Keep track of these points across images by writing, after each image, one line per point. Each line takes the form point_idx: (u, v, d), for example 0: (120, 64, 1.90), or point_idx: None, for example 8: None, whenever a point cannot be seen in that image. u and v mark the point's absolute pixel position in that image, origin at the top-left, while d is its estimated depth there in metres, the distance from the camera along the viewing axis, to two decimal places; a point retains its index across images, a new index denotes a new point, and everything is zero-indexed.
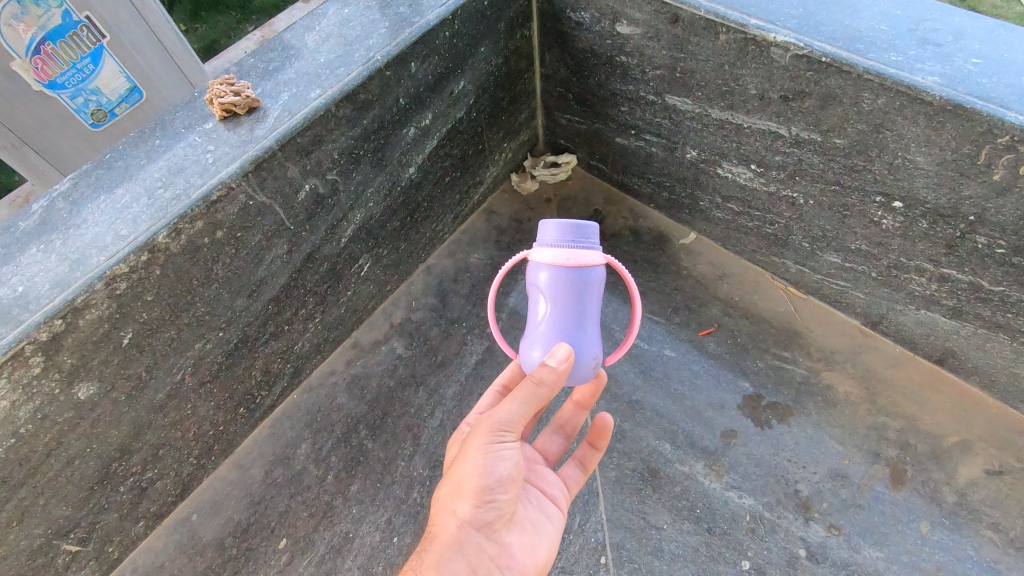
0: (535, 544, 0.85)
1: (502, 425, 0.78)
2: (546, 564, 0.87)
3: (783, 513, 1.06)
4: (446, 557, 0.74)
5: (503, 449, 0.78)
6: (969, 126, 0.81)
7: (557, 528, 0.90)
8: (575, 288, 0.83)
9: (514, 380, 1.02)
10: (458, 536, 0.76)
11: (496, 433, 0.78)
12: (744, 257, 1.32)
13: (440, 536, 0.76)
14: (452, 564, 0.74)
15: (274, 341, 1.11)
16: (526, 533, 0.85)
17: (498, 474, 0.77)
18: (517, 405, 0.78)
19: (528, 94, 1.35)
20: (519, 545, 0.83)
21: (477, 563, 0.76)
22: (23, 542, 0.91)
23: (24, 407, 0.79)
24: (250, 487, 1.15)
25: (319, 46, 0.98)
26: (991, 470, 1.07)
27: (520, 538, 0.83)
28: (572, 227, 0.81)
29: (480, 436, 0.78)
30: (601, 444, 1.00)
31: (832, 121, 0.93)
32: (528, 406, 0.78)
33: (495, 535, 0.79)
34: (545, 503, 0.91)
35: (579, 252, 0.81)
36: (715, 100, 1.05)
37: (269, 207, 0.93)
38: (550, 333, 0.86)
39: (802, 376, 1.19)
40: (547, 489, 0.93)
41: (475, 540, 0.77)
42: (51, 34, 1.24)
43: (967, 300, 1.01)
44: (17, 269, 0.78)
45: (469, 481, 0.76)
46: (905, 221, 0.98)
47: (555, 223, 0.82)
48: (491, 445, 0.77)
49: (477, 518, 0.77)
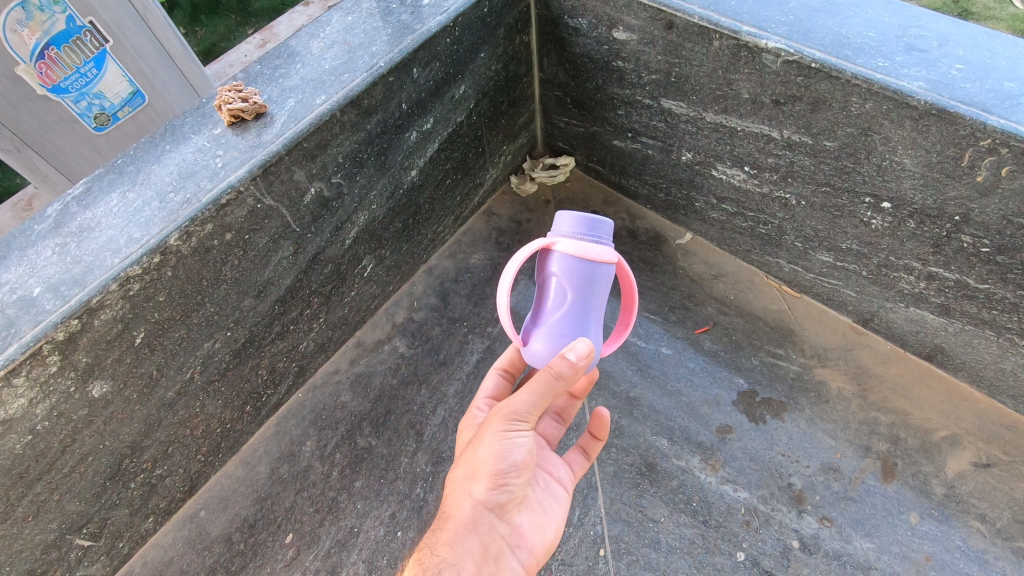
0: (544, 525, 0.89)
1: (517, 414, 0.80)
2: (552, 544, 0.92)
3: (777, 506, 1.09)
4: (460, 537, 0.78)
5: (518, 435, 0.81)
6: (953, 129, 0.84)
7: (564, 510, 0.94)
8: (587, 281, 0.86)
9: (514, 364, 1.05)
10: (471, 516, 0.80)
11: (512, 420, 0.80)
12: (739, 257, 1.35)
13: (453, 516, 0.80)
14: (465, 542, 0.78)
15: (280, 341, 1.14)
16: (535, 514, 0.88)
17: (512, 459, 0.80)
18: (532, 395, 0.79)
19: (527, 98, 1.38)
20: (529, 526, 0.87)
21: (488, 544, 0.80)
22: (38, 537, 0.93)
23: (41, 405, 0.82)
24: (257, 484, 1.18)
25: (323, 53, 1.01)
26: (979, 463, 1.10)
27: (529, 519, 0.87)
28: (588, 222, 0.86)
29: (496, 423, 0.80)
30: (603, 435, 1.01)
31: (822, 124, 0.96)
32: (542, 398, 0.79)
33: (506, 516, 0.83)
34: (552, 485, 0.94)
35: (593, 245, 0.85)
36: (709, 104, 1.08)
37: (277, 209, 0.96)
38: (560, 325, 0.86)
39: (795, 373, 1.22)
40: (556, 472, 0.96)
41: (488, 521, 0.81)
42: (55, 39, 1.26)
43: (955, 298, 1.04)
44: (34, 270, 0.81)
45: (484, 466, 0.79)
46: (893, 221, 1.01)
47: (571, 217, 0.87)
48: (506, 431, 0.80)
49: (490, 501, 0.80)
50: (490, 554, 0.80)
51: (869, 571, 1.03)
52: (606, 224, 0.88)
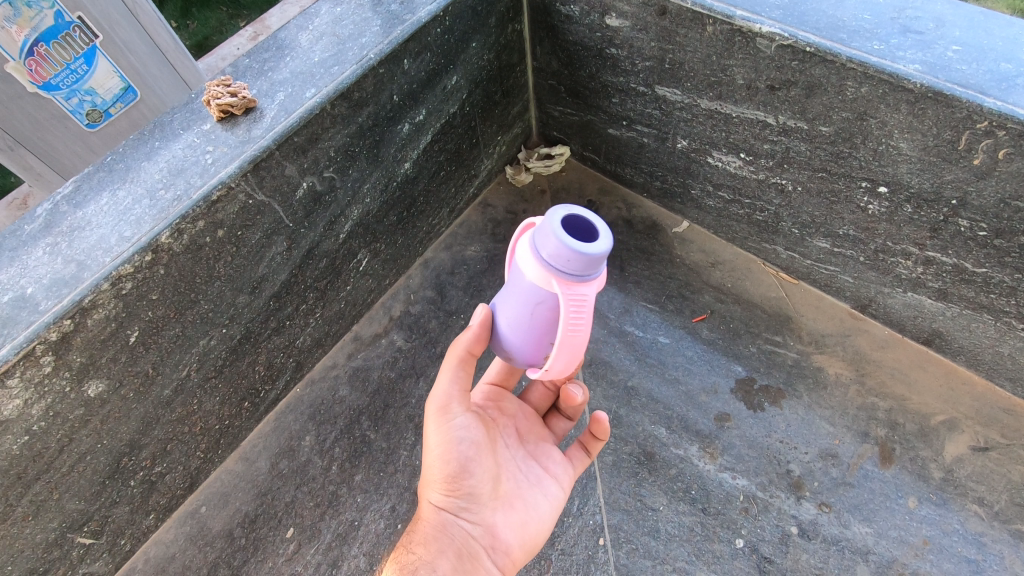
0: (526, 520, 0.90)
1: (447, 404, 0.87)
2: (541, 539, 0.92)
3: (776, 493, 1.10)
4: (425, 537, 0.84)
5: (457, 428, 0.86)
6: (949, 112, 0.83)
7: (553, 503, 0.93)
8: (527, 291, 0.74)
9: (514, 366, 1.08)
10: (435, 517, 0.86)
11: (447, 414, 0.86)
12: (736, 244, 1.35)
13: (422, 518, 0.87)
14: (430, 542, 0.84)
15: (276, 337, 1.13)
16: (515, 512, 0.89)
17: (458, 453, 0.85)
18: (446, 381, 0.86)
19: (521, 87, 1.37)
20: (507, 522, 0.88)
21: (460, 543, 0.84)
22: (39, 536, 0.93)
23: (36, 405, 0.82)
24: (257, 479, 1.18)
25: (312, 45, 0.99)
26: (977, 447, 1.10)
27: (507, 517, 0.88)
28: (554, 235, 0.67)
29: (432, 422, 0.87)
30: (602, 433, 0.97)
31: (817, 109, 0.95)
32: (456, 378, 0.87)
33: (476, 516, 0.86)
34: (542, 482, 0.94)
35: (549, 272, 0.70)
36: (704, 91, 1.07)
37: (269, 205, 0.95)
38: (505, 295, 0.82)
39: (793, 360, 1.22)
40: (547, 466, 0.95)
41: (453, 521, 0.85)
42: (44, 36, 1.24)
43: (952, 282, 1.03)
44: (25, 270, 0.81)
45: (434, 466, 0.86)
46: (890, 206, 1.00)
47: (552, 225, 0.68)
48: (445, 427, 0.86)
49: (449, 501, 0.86)
50: (464, 553, 0.84)
51: (868, 556, 1.03)
52: (577, 255, 0.67)
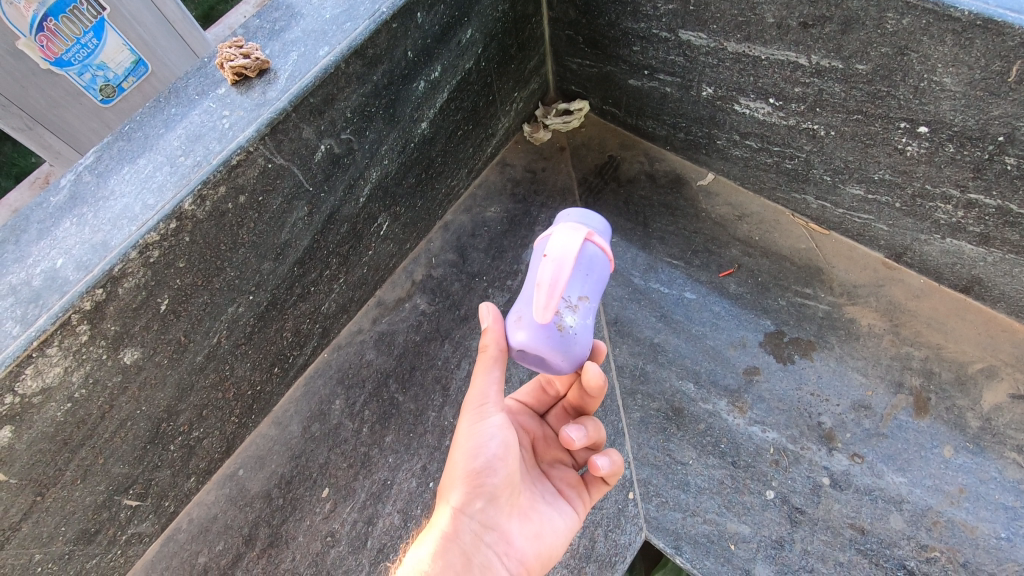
0: (540, 530, 0.87)
1: (482, 398, 0.83)
2: (553, 557, 0.88)
3: (807, 445, 1.09)
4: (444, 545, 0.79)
5: (486, 425, 0.82)
6: (1000, 41, 0.78)
7: (567, 523, 0.91)
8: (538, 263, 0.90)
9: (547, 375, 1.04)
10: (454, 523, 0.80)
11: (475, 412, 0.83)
12: (764, 195, 1.31)
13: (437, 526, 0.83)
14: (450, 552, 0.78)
15: (302, 302, 1.14)
16: (529, 521, 0.86)
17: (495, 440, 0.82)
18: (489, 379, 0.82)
19: (537, 39, 1.32)
20: (521, 530, 0.85)
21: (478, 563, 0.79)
22: (88, 498, 0.97)
23: (76, 373, 0.83)
24: (291, 442, 1.21)
25: (322, 2, 0.96)
26: (1015, 395, 1.08)
27: (520, 526, 0.85)
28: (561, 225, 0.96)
29: (466, 418, 0.83)
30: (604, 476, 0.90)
31: (854, 46, 0.90)
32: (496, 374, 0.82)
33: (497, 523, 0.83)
34: (558, 501, 0.92)
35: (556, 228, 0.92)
36: (731, 33, 1.02)
37: (288, 168, 0.94)
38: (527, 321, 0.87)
39: (824, 312, 1.19)
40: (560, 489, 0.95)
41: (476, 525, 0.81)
42: (52, 11, 1.23)
43: (995, 225, 0.99)
44: (54, 242, 0.81)
45: (460, 467, 0.82)
46: (930, 146, 0.95)
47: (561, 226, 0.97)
48: (474, 424, 0.83)
49: (469, 501, 0.81)
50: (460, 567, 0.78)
51: (901, 505, 1.02)
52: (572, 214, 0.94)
